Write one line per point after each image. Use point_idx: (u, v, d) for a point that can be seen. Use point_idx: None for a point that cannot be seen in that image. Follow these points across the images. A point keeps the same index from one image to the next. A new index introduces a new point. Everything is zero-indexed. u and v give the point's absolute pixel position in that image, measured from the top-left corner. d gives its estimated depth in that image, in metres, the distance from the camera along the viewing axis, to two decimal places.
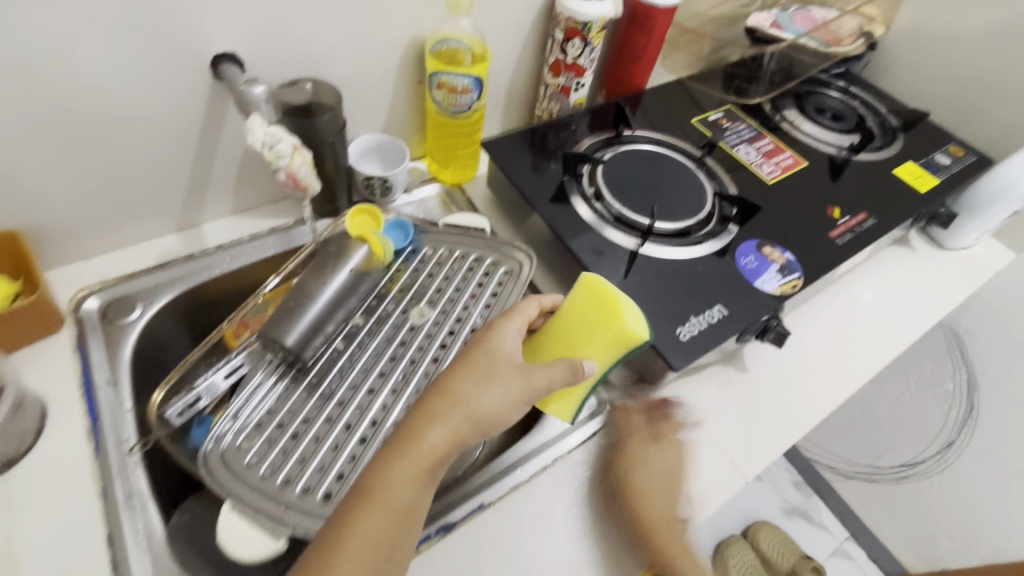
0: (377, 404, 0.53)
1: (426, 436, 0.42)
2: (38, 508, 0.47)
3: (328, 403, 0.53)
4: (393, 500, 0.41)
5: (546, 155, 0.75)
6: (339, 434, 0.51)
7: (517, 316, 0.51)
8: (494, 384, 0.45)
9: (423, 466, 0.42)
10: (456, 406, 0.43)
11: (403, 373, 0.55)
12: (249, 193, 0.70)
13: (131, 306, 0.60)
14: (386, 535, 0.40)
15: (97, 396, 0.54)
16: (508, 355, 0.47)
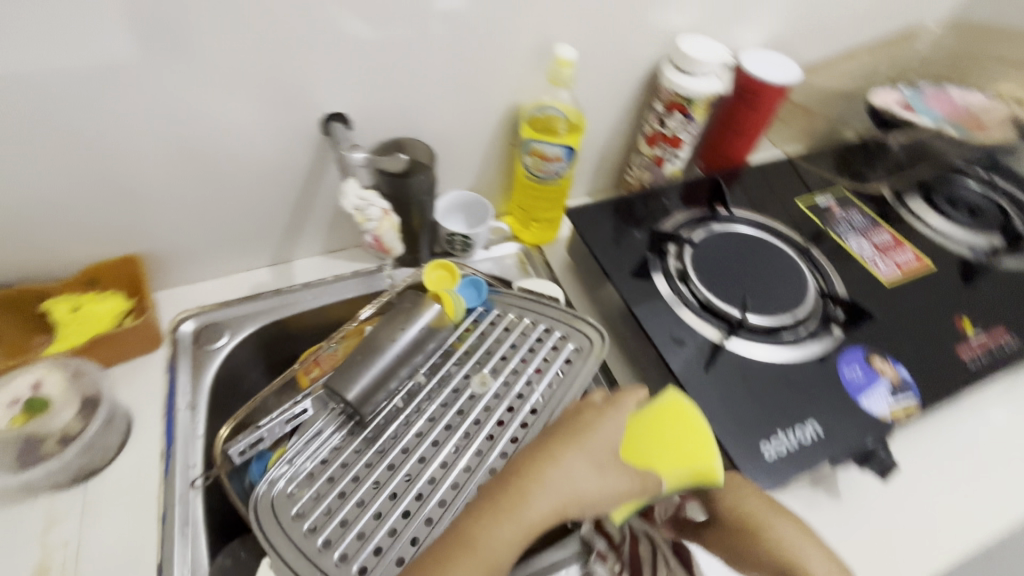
0: (425, 477, 0.52)
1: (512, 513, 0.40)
2: (106, 521, 0.50)
3: (377, 464, 0.53)
4: (490, 563, 0.38)
5: (633, 225, 0.72)
6: (383, 501, 0.50)
7: (608, 402, 0.47)
8: (586, 466, 0.42)
9: (523, 534, 0.39)
10: (563, 479, 0.41)
11: (454, 446, 0.54)
12: (339, 236, 0.73)
13: (219, 334, 0.65)
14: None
15: (175, 418, 0.57)
16: (601, 439, 0.44)
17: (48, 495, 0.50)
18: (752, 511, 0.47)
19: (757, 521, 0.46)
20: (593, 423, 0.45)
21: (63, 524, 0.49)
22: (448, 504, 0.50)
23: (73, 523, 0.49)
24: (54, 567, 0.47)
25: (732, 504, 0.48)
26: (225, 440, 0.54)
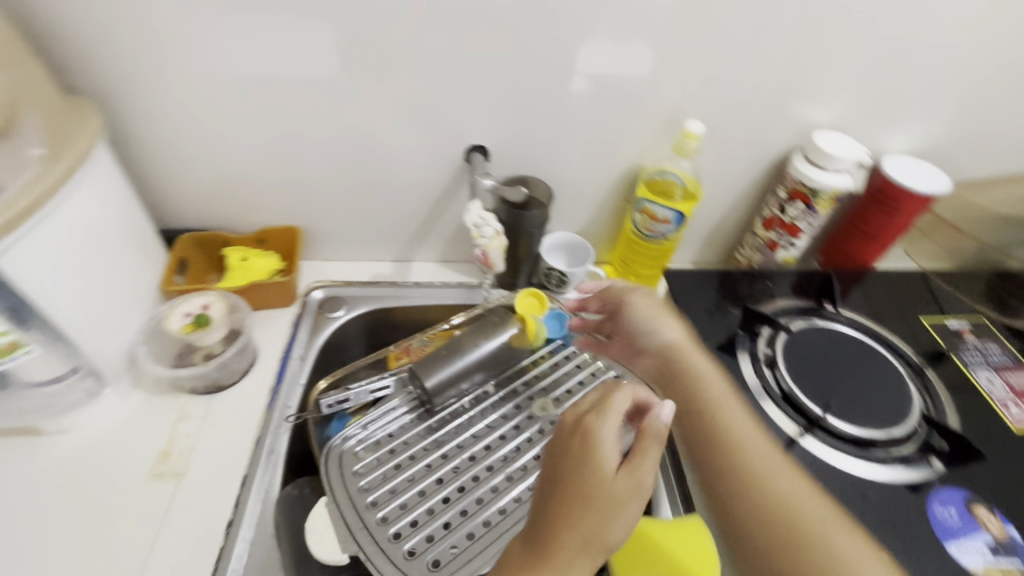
0: (471, 473, 0.58)
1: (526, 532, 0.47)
2: (218, 429, 0.60)
3: (434, 450, 0.59)
4: None
5: (732, 301, 0.72)
6: (428, 483, 0.57)
7: None
8: None
9: None
10: None
11: (502, 456, 0.59)
12: (454, 248, 0.82)
13: (338, 306, 0.76)
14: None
15: (288, 363, 0.68)
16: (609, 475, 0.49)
17: (186, 396, 0.63)
18: (715, 395, 0.55)
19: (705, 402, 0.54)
20: None
21: (189, 421, 0.61)
22: (483, 504, 0.56)
23: (196, 424, 0.61)
24: (174, 452, 0.58)
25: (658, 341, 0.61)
26: (320, 392, 0.63)
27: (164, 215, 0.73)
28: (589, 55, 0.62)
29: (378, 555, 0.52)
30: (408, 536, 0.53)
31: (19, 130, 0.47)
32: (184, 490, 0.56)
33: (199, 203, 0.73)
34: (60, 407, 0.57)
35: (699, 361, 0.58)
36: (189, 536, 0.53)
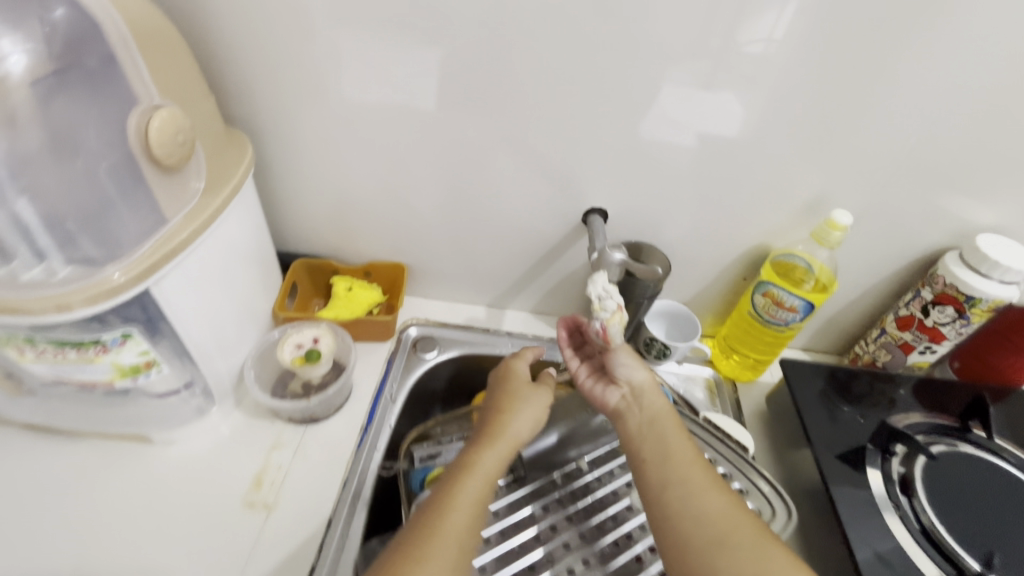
0: (567, 563, 0.53)
1: (502, 444, 0.52)
2: (308, 464, 0.60)
3: (526, 529, 0.55)
4: (484, 474, 0.49)
5: (843, 396, 0.66)
6: (519, 569, 0.52)
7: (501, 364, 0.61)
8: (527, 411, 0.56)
9: (485, 481, 0.49)
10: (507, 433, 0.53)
11: (603, 546, 0.54)
12: (551, 302, 0.81)
13: (431, 348, 0.76)
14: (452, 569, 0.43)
15: (380, 402, 0.67)
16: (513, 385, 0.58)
17: (282, 424, 0.63)
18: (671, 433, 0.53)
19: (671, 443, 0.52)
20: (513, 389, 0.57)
21: (282, 451, 0.61)
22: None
23: (288, 455, 0.61)
24: (266, 482, 0.59)
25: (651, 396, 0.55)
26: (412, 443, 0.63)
27: (282, 238, 0.76)
28: (688, 109, 0.57)
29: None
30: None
31: (192, 165, 0.49)
32: (271, 524, 0.56)
33: (316, 232, 0.75)
34: (171, 422, 0.59)
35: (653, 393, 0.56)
36: None
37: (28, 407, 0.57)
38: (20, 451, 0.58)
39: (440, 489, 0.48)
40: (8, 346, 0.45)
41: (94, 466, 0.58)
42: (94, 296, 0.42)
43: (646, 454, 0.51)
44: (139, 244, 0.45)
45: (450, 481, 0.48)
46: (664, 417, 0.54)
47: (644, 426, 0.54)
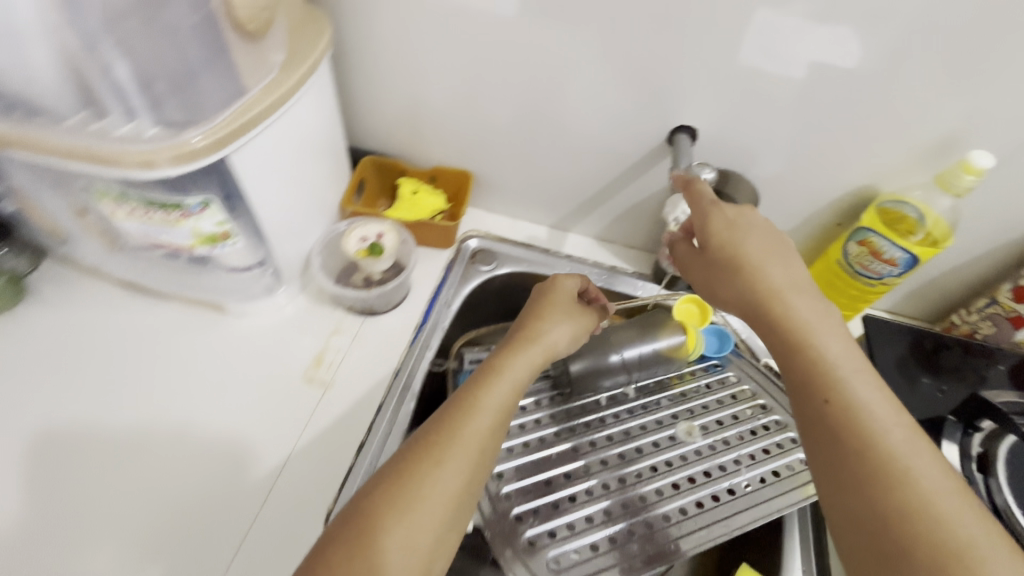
0: (604, 477, 0.52)
1: (540, 351, 0.49)
2: (363, 352, 0.63)
3: (568, 440, 0.55)
4: (481, 420, 0.42)
5: (924, 367, 0.62)
6: (557, 475, 0.52)
7: (546, 292, 0.55)
8: (543, 351, 0.49)
9: (484, 428, 0.42)
10: (513, 372, 0.46)
11: (639, 472, 0.53)
12: (618, 228, 0.77)
13: (486, 261, 0.75)
14: (470, 468, 0.40)
15: (436, 305, 0.68)
16: (540, 319, 0.52)
17: (342, 312, 0.66)
18: (811, 322, 0.44)
19: (813, 333, 0.43)
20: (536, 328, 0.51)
21: (342, 336, 0.64)
22: (610, 516, 0.50)
23: (346, 340, 0.64)
24: (325, 362, 0.62)
25: (762, 282, 0.46)
26: (463, 345, 0.65)
27: (353, 132, 0.75)
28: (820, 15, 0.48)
29: (493, 528, 0.48)
30: (530, 526, 0.49)
31: (274, 38, 0.49)
32: (328, 400, 0.60)
33: (386, 129, 0.73)
34: (244, 294, 0.63)
35: (779, 269, 0.47)
36: (325, 445, 0.57)
37: (123, 264, 0.62)
38: (116, 307, 0.64)
39: (468, 386, 0.45)
40: (104, 200, 0.49)
41: (177, 326, 0.64)
42: (179, 156, 0.43)
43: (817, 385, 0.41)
44: (220, 112, 0.45)
45: (482, 381, 0.45)
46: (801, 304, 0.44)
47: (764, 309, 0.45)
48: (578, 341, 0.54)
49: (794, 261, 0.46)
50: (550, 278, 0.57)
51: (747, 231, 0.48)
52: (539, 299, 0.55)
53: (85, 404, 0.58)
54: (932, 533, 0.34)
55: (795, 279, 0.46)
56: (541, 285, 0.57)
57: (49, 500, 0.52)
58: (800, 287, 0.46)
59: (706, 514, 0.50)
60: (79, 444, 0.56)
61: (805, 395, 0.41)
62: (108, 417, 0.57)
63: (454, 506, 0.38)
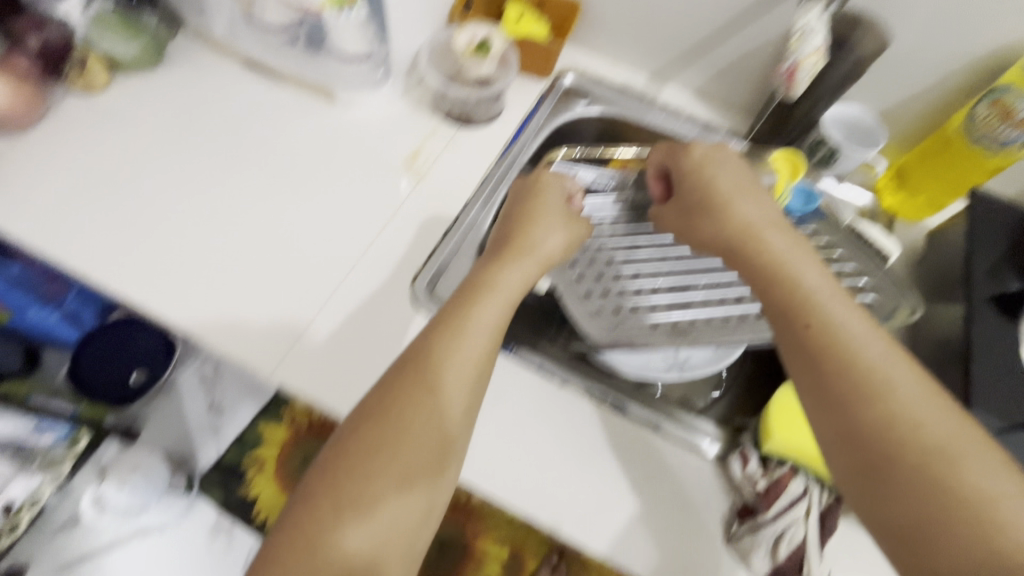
0: (668, 283, 0.61)
1: (527, 262, 0.52)
2: (459, 153, 0.67)
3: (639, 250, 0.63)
4: (470, 342, 0.46)
5: (1020, 271, 0.56)
6: (628, 272, 0.61)
7: (526, 201, 0.57)
8: (533, 263, 0.52)
9: (470, 347, 0.46)
10: (497, 290, 0.50)
11: (702, 283, 0.61)
12: (719, 83, 0.75)
13: (580, 97, 0.75)
14: (466, 381, 0.46)
15: (526, 128, 0.70)
16: (519, 241, 0.54)
17: (439, 118, 0.69)
18: (785, 253, 0.47)
19: (787, 264, 0.47)
20: (523, 245, 0.53)
21: (439, 136, 0.68)
22: (672, 306, 0.59)
23: (440, 144, 0.67)
24: (420, 156, 0.66)
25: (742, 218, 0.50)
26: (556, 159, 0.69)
27: None
28: None
29: (570, 291, 0.59)
30: (598, 300, 0.59)
31: None
32: (423, 186, 0.64)
33: None
34: (355, 82, 0.66)
35: (749, 204, 0.51)
36: (415, 222, 0.61)
37: (249, 37, 0.66)
38: (235, 79, 0.68)
39: (458, 302, 0.49)
40: None
41: (287, 104, 0.67)
42: None
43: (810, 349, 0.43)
44: None
45: (466, 299, 0.49)
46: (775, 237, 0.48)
47: (747, 252, 0.49)
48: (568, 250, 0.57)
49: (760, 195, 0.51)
50: (533, 178, 0.59)
51: (716, 170, 0.54)
52: (515, 210, 0.57)
53: (207, 152, 0.63)
54: (921, 445, 0.38)
55: (766, 214, 0.51)
56: (523, 188, 0.58)
57: (175, 228, 0.59)
58: (776, 223, 0.50)
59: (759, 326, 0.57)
60: (197, 184, 0.61)
61: (785, 323, 0.45)
62: (227, 165, 0.62)
63: (458, 408, 0.45)
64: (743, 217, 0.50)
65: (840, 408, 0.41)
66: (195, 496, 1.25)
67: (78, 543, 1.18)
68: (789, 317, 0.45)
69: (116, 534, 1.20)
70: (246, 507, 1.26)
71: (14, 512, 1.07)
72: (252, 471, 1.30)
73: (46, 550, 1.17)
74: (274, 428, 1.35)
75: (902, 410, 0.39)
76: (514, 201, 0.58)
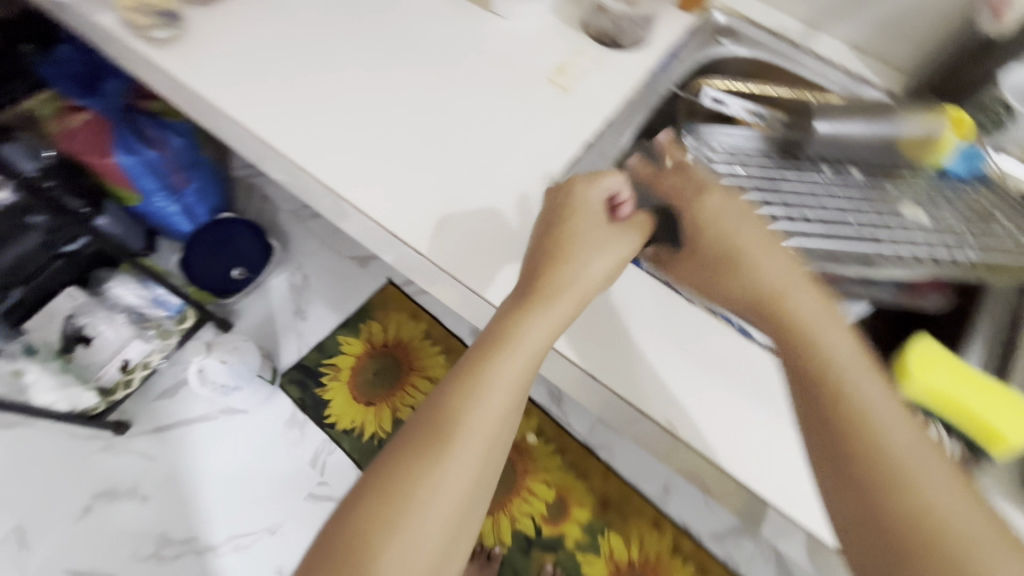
0: (822, 214, 0.56)
1: (562, 304, 0.46)
2: (603, 75, 0.67)
3: (789, 181, 0.59)
4: (492, 394, 0.43)
5: None
6: (777, 200, 0.57)
7: (562, 200, 0.52)
8: (559, 315, 0.46)
9: (494, 397, 0.43)
10: (521, 339, 0.45)
11: (855, 223, 0.56)
12: (883, 36, 0.70)
13: (728, 37, 0.73)
14: (476, 453, 0.41)
15: (672, 59, 0.69)
16: (549, 280, 0.47)
17: (586, 40, 0.70)
18: (813, 323, 0.42)
19: (809, 332, 0.41)
20: (554, 288, 0.47)
21: (585, 56, 0.68)
22: (815, 238, 0.54)
23: (587, 61, 0.68)
24: (565, 72, 0.67)
25: (764, 277, 0.45)
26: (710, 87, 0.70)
27: None
28: None
29: None
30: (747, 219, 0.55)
31: None
32: (566, 101, 0.65)
33: None
34: None
35: (774, 262, 0.45)
36: (556, 132, 0.63)
37: None
38: None
39: (475, 355, 0.45)
40: None
41: (444, 8, 0.70)
42: None
43: (837, 425, 0.38)
44: None
45: (486, 354, 0.44)
46: (800, 301, 0.43)
47: (770, 312, 0.43)
48: (620, 267, 0.50)
49: (779, 253, 0.45)
50: (566, 185, 0.53)
51: (734, 220, 0.48)
52: (553, 216, 0.51)
53: (370, 40, 0.66)
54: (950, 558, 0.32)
55: (792, 274, 0.45)
56: (554, 203, 0.51)
57: (334, 109, 0.62)
58: (810, 286, 0.44)
59: (918, 264, 0.52)
60: (357, 71, 0.64)
61: (809, 396, 0.40)
62: (387, 56, 0.65)
63: (467, 481, 0.40)
64: (771, 283, 0.44)
65: (874, 508, 0.35)
66: (275, 388, 1.36)
67: (174, 410, 1.32)
68: (818, 397, 0.39)
69: (206, 409, 1.32)
70: (318, 407, 1.36)
71: (130, 369, 1.23)
72: (328, 375, 1.39)
73: (147, 411, 1.31)
74: (350, 341, 1.44)
75: (916, 507, 0.34)
76: (552, 198, 0.53)
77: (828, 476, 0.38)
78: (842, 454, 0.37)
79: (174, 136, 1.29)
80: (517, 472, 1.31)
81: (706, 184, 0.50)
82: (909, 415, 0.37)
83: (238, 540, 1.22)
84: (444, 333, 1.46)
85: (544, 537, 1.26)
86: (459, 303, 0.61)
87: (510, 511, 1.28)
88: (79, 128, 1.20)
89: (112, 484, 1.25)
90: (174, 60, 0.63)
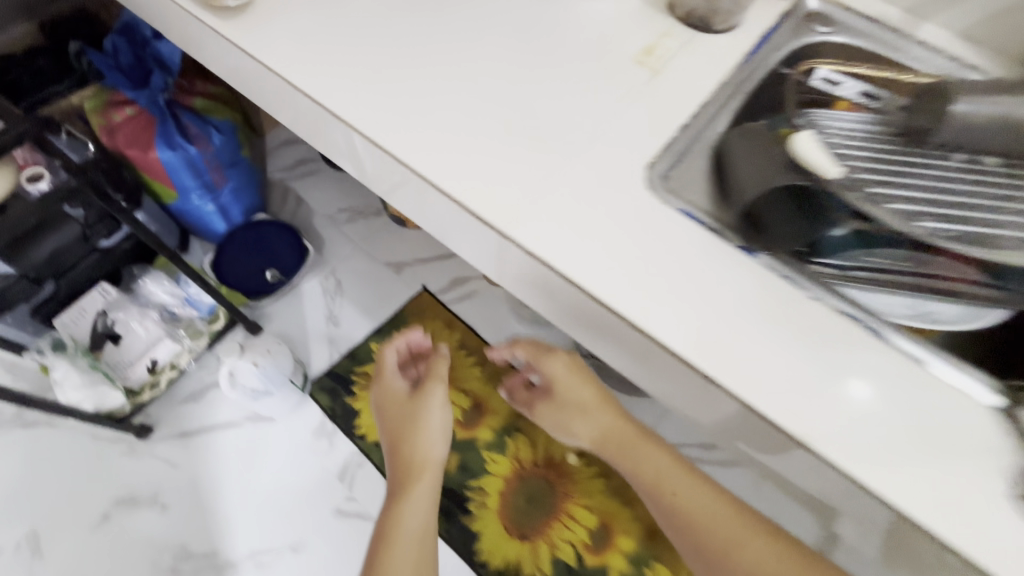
0: (953, 206, 0.51)
1: (437, 440, 0.89)
2: (694, 57, 0.62)
3: (913, 171, 0.53)
4: (409, 526, 0.78)
5: None
6: (906, 191, 0.52)
7: (437, 366, 0.96)
8: (401, 449, 0.88)
9: (414, 537, 0.77)
10: (429, 469, 0.85)
11: (989, 213, 0.51)
12: (999, 24, 0.65)
13: (822, 24, 0.67)
14: (420, 540, 0.77)
15: (767, 43, 0.64)
16: (399, 418, 0.91)
17: (673, 23, 0.65)
18: (659, 466, 0.72)
19: (634, 449, 0.75)
20: (426, 396, 0.92)
21: (673, 39, 0.63)
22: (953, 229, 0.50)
23: (676, 44, 0.63)
24: (654, 54, 0.62)
25: (597, 428, 0.79)
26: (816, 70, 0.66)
27: None
28: None
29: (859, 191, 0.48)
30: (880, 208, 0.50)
31: None
32: (656, 82, 0.60)
33: None
34: None
35: (609, 417, 0.79)
36: (647, 114, 0.57)
37: None
38: None
39: (389, 505, 0.82)
40: None
41: None
42: None
43: (669, 514, 0.69)
44: None
45: (406, 479, 0.84)
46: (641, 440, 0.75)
47: (632, 446, 0.76)
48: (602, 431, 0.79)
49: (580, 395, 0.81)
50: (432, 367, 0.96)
51: (555, 367, 0.83)
52: (382, 385, 0.96)
53: (446, 18, 0.62)
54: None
55: (624, 434, 0.77)
56: (382, 411, 0.94)
57: (406, 85, 0.58)
58: (637, 434, 0.76)
59: None
60: (431, 48, 0.60)
61: (657, 503, 0.70)
62: (463, 33, 0.61)
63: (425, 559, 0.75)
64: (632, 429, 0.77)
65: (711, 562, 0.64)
66: (306, 395, 1.30)
67: (199, 415, 1.26)
68: (668, 501, 0.69)
69: (233, 415, 1.27)
70: (349, 417, 1.29)
71: (158, 370, 1.18)
72: (360, 384, 1.33)
73: (172, 414, 1.26)
74: None
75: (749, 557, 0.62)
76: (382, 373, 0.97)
77: (693, 551, 0.66)
78: (695, 541, 0.65)
79: (215, 133, 1.27)
80: (557, 495, 1.23)
81: (554, 350, 0.85)
82: (711, 490, 0.68)
83: (260, 557, 1.15)
84: (481, 344, 1.39)
85: (587, 567, 1.17)
86: (557, 305, 0.56)
87: (549, 538, 1.20)
88: (122, 121, 1.21)
89: (132, 491, 1.19)
90: (240, 32, 0.60)
